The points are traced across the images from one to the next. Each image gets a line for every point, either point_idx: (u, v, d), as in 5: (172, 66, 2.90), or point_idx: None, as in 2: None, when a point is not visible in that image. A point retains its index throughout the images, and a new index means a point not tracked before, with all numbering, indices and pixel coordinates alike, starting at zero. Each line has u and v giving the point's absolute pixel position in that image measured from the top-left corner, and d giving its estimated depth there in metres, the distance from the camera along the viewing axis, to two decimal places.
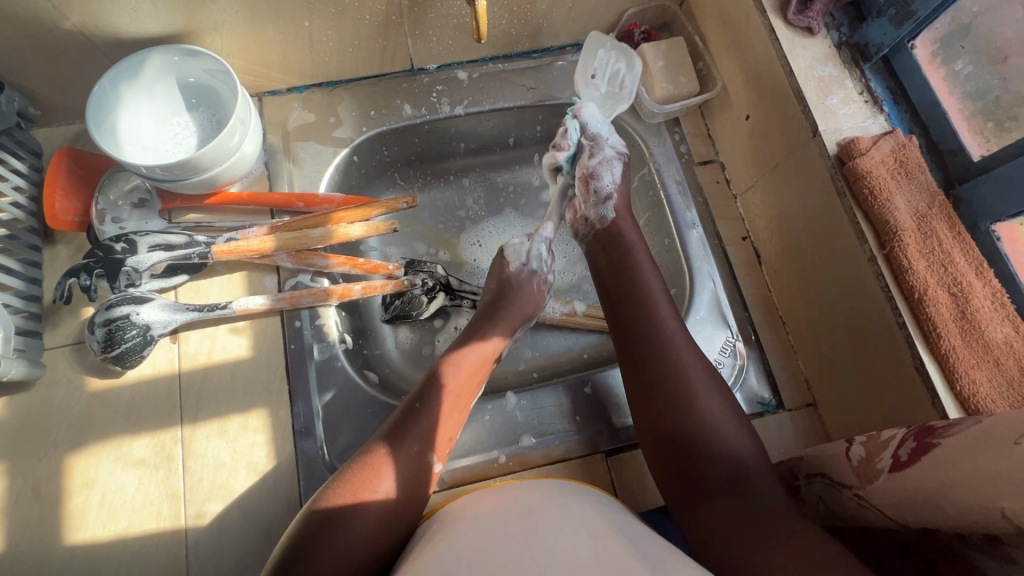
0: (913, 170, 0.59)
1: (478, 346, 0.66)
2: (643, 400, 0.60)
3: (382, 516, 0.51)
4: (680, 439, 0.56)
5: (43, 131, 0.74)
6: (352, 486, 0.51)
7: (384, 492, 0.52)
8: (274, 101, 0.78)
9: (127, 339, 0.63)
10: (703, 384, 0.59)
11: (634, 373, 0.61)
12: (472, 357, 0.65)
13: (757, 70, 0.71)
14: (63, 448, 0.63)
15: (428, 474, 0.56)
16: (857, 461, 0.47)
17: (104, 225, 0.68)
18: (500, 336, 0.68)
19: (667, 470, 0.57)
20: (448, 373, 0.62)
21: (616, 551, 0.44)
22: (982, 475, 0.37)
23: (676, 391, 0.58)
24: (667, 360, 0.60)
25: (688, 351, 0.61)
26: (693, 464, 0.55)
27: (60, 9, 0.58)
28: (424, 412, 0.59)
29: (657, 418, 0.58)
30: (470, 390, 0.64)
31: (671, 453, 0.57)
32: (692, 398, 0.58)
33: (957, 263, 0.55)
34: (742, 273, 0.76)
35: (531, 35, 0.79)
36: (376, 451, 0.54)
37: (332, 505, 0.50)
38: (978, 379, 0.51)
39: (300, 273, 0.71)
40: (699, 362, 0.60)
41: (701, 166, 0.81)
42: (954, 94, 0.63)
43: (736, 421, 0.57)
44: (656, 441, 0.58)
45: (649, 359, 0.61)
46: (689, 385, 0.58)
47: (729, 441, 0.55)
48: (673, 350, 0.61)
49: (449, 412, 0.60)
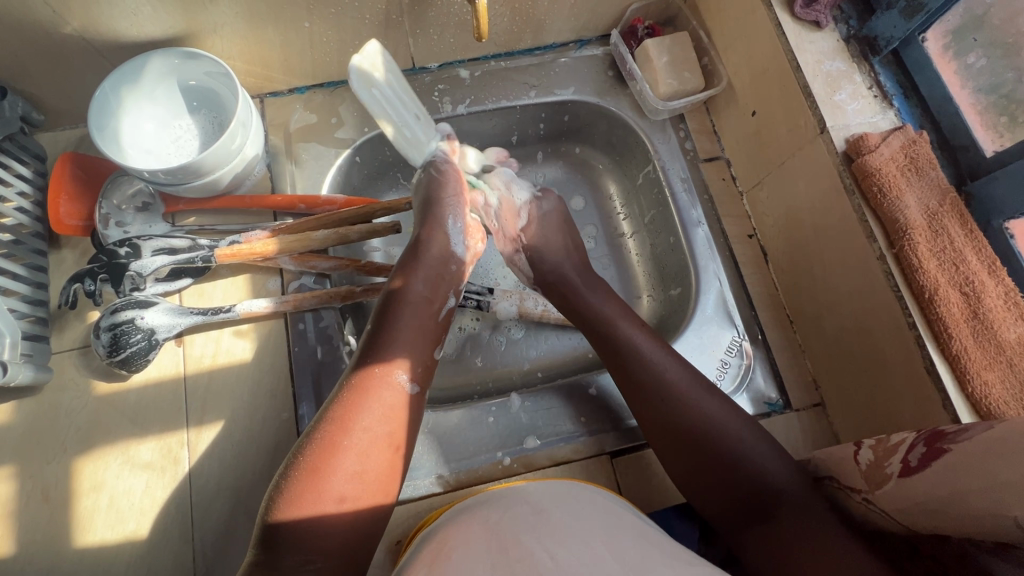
0: (923, 167, 0.58)
1: (424, 263, 0.63)
2: (652, 422, 0.60)
3: (348, 494, 0.49)
4: (696, 456, 0.56)
5: (47, 135, 0.74)
6: (323, 449, 0.49)
7: (357, 452, 0.50)
8: (275, 102, 0.78)
9: (132, 343, 0.63)
10: (701, 393, 0.59)
11: (634, 400, 0.62)
12: (422, 278, 0.62)
13: (762, 65, 0.69)
14: (71, 451, 0.64)
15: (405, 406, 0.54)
16: (866, 464, 0.47)
17: (108, 230, 0.69)
18: (444, 241, 0.66)
19: (694, 488, 0.57)
20: (406, 300, 0.60)
21: (620, 553, 0.44)
22: (996, 482, 0.36)
23: (677, 406, 0.59)
24: (657, 380, 0.60)
25: (670, 361, 0.62)
26: (718, 480, 0.55)
27: (60, 14, 0.58)
28: (401, 342, 0.57)
29: (665, 440, 0.59)
30: (431, 307, 0.61)
31: (691, 471, 0.57)
32: (693, 411, 0.58)
33: (969, 262, 0.54)
34: (748, 271, 0.75)
35: (533, 32, 0.78)
36: (331, 419, 0.51)
37: (293, 500, 0.48)
38: (990, 382, 0.50)
39: (302, 275, 0.72)
40: (687, 374, 0.61)
41: (706, 163, 0.80)
42: (966, 87, 0.61)
43: (744, 421, 0.57)
44: (675, 462, 0.58)
45: (644, 382, 0.61)
46: (686, 399, 0.59)
47: (742, 445, 0.55)
48: (660, 369, 0.61)
49: (411, 332, 0.58)
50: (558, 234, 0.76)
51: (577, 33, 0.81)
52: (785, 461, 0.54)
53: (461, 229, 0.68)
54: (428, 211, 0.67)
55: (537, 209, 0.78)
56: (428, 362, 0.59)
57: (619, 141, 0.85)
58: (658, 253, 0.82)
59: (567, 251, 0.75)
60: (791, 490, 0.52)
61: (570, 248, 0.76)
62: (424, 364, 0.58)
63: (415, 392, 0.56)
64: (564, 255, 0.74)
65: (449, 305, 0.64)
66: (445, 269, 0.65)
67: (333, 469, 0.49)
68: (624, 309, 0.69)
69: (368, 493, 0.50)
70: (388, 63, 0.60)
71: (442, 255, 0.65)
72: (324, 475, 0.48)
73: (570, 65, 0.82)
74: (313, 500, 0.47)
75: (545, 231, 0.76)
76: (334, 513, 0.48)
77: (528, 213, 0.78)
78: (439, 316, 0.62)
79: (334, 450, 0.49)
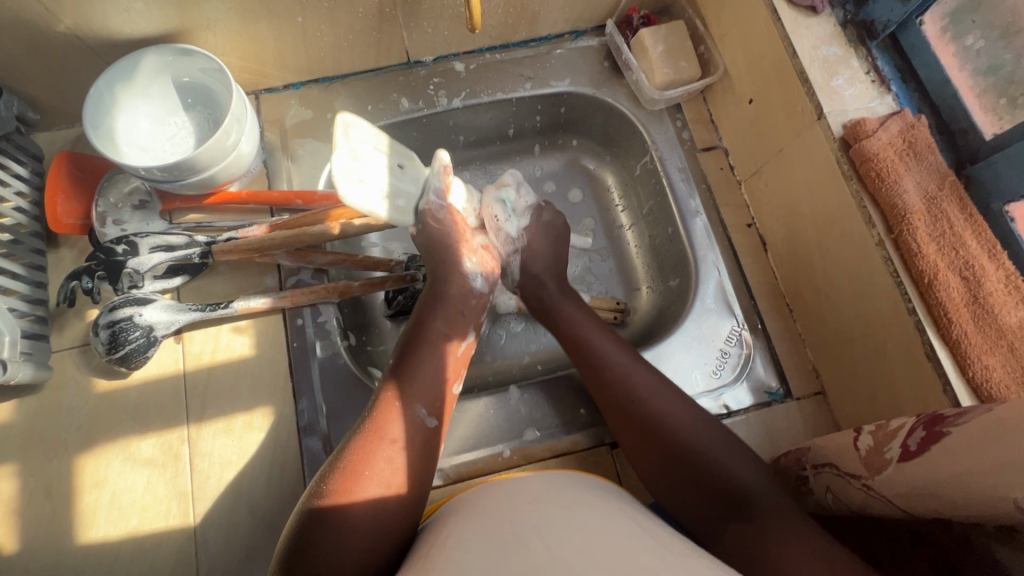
0: (922, 152, 0.57)
1: (443, 303, 0.65)
2: (623, 428, 0.61)
3: (377, 504, 0.49)
4: (667, 462, 0.57)
5: (43, 135, 0.74)
6: (352, 471, 0.50)
7: (386, 475, 0.51)
8: (270, 98, 0.78)
9: (130, 340, 0.63)
10: (667, 396, 0.60)
11: (606, 409, 0.62)
12: (441, 317, 0.64)
13: (759, 52, 0.69)
14: (73, 449, 0.64)
15: (427, 434, 0.56)
16: (865, 450, 0.46)
17: (105, 228, 0.69)
18: (461, 279, 0.67)
19: (668, 490, 0.57)
20: (427, 334, 0.62)
21: (618, 539, 0.44)
22: (993, 465, 0.36)
23: (643, 411, 0.60)
24: (624, 389, 0.61)
25: (634, 369, 0.63)
26: (688, 480, 0.55)
27: (53, 11, 0.58)
28: (425, 379, 0.58)
29: (640, 443, 0.59)
30: (452, 343, 0.63)
31: (663, 472, 0.57)
32: (658, 419, 0.59)
33: (968, 246, 0.54)
34: (747, 261, 0.74)
35: (528, 24, 0.77)
36: (365, 433, 0.53)
37: (323, 507, 0.48)
38: (991, 365, 0.50)
39: (300, 271, 0.72)
40: (653, 381, 0.62)
41: (704, 153, 0.79)
42: (964, 70, 0.60)
43: (704, 426, 0.58)
44: (645, 466, 0.59)
45: (613, 392, 0.62)
46: (649, 405, 0.60)
47: (708, 448, 0.56)
48: (625, 375, 0.62)
49: (433, 367, 0.60)
50: (549, 245, 0.77)
51: (572, 24, 0.80)
52: (756, 468, 0.54)
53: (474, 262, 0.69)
54: (435, 256, 0.68)
55: (541, 216, 0.79)
56: (449, 392, 0.60)
57: (616, 133, 0.84)
58: (658, 244, 0.81)
59: (551, 263, 0.76)
60: (763, 494, 0.52)
61: (557, 263, 0.76)
62: (444, 397, 0.59)
63: (434, 425, 0.57)
64: (545, 265, 0.75)
65: (468, 339, 0.66)
66: (465, 304, 0.67)
67: (361, 488, 0.49)
68: (593, 321, 0.70)
69: (394, 504, 0.50)
70: (360, 126, 0.57)
71: (460, 291, 0.67)
72: (354, 494, 0.49)
73: (566, 56, 0.81)
74: (338, 520, 0.48)
75: (540, 237, 0.77)
76: (358, 533, 0.48)
77: (532, 216, 0.79)
78: (459, 350, 0.64)
79: (364, 472, 0.50)
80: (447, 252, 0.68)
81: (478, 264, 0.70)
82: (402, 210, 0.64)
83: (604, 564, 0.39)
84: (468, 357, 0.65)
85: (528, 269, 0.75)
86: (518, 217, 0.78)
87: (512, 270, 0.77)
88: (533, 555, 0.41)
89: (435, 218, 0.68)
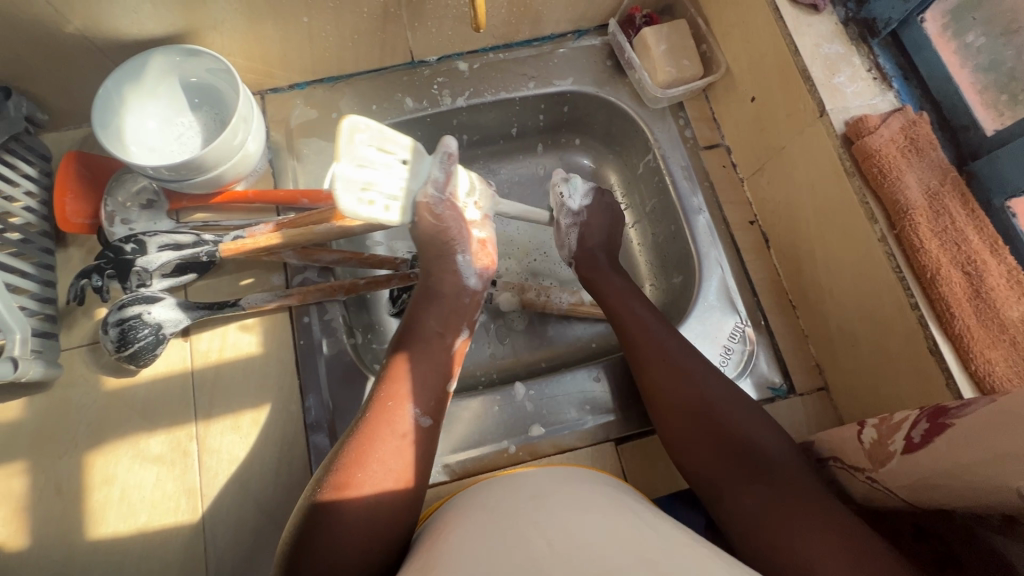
0: (923, 148, 0.58)
1: (437, 301, 0.65)
2: (654, 387, 0.62)
3: (373, 504, 0.50)
4: (696, 422, 0.58)
5: (51, 135, 0.75)
6: (351, 468, 0.51)
7: (384, 472, 0.51)
8: (276, 98, 0.79)
9: (139, 338, 0.64)
10: (701, 363, 0.62)
11: (640, 369, 0.64)
12: (436, 315, 0.65)
13: (761, 50, 0.69)
14: (82, 446, 0.64)
15: (422, 433, 0.56)
16: (869, 443, 0.47)
17: (114, 227, 0.69)
18: (456, 277, 0.67)
19: (690, 456, 0.57)
20: (420, 333, 0.63)
21: (624, 532, 0.44)
22: (996, 455, 0.36)
23: (676, 376, 0.61)
24: (661, 350, 0.63)
25: (672, 335, 0.65)
26: (713, 443, 0.56)
27: (62, 13, 0.59)
28: (420, 377, 0.59)
29: (669, 403, 0.60)
30: (445, 342, 0.63)
31: (690, 432, 0.58)
32: (694, 381, 0.60)
33: (970, 241, 0.54)
34: (749, 258, 0.75)
35: (531, 23, 0.78)
36: (358, 434, 0.53)
37: (320, 509, 0.49)
38: (993, 359, 0.50)
39: (306, 269, 0.72)
40: (688, 349, 0.63)
41: (706, 151, 0.80)
42: (965, 66, 0.61)
43: (736, 395, 0.59)
44: (671, 431, 0.59)
45: (651, 351, 0.64)
46: (686, 366, 0.61)
47: (737, 413, 0.57)
48: (662, 341, 0.64)
49: (425, 367, 0.60)
50: (606, 225, 0.79)
51: (575, 24, 0.81)
52: (783, 439, 0.56)
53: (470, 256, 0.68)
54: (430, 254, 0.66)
55: (602, 198, 0.80)
56: (443, 390, 0.60)
57: (619, 131, 0.85)
58: (661, 242, 0.82)
59: (603, 240, 0.78)
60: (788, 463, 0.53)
61: (609, 241, 0.78)
62: (439, 395, 0.59)
63: (429, 423, 0.57)
64: (597, 241, 0.78)
65: (464, 336, 0.66)
66: (458, 302, 0.67)
67: (360, 485, 0.50)
68: (633, 293, 0.72)
69: (393, 501, 0.50)
70: (362, 127, 0.53)
71: (454, 289, 0.67)
72: (353, 490, 0.49)
73: (569, 55, 0.82)
74: (335, 521, 0.48)
75: (599, 218, 0.79)
76: (356, 529, 0.48)
77: (592, 196, 0.80)
78: (453, 347, 0.64)
79: (363, 468, 0.51)
80: (443, 248, 0.66)
81: (473, 259, 0.69)
82: (409, 207, 0.60)
83: (610, 556, 0.40)
84: (463, 357, 0.66)
85: (585, 244, 0.78)
86: (580, 197, 0.79)
87: (567, 244, 0.78)
88: (539, 548, 0.41)
89: (432, 212, 0.62)
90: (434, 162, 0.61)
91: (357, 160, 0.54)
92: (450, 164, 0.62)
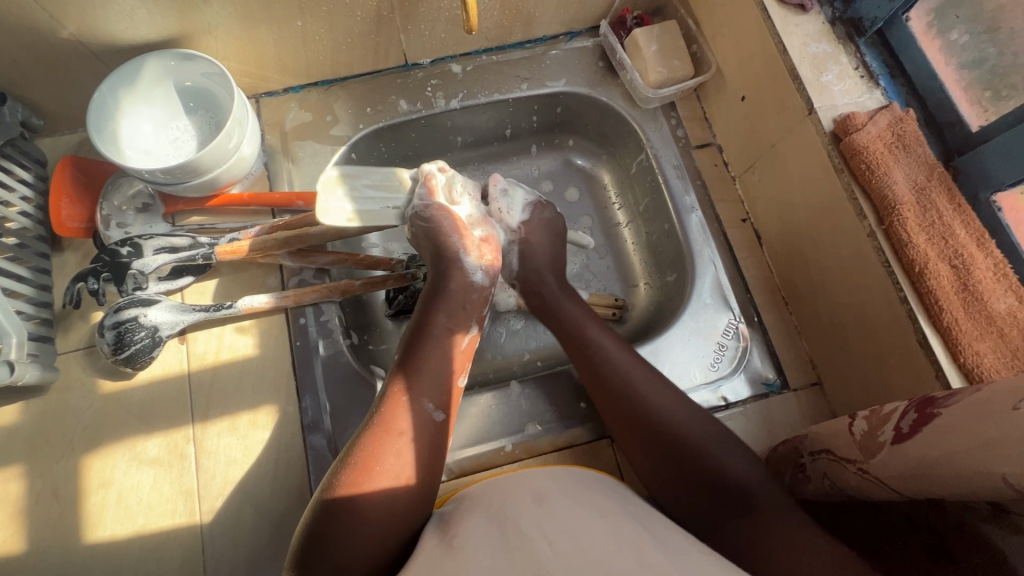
0: (911, 143, 0.58)
1: (445, 298, 0.65)
2: (616, 421, 0.62)
3: (387, 501, 0.50)
4: (661, 454, 0.58)
5: (46, 140, 0.75)
6: (364, 463, 0.51)
7: (397, 467, 0.52)
8: (270, 101, 0.79)
9: (136, 340, 0.64)
10: (659, 390, 0.61)
11: (601, 401, 0.63)
12: (444, 312, 0.64)
13: (750, 50, 0.70)
14: (79, 450, 0.64)
15: (435, 429, 0.56)
16: (860, 434, 0.47)
17: (110, 230, 0.70)
18: (461, 274, 0.67)
19: (661, 481, 0.58)
20: (431, 330, 0.63)
21: (623, 535, 0.44)
22: (982, 443, 0.37)
23: (640, 405, 0.60)
24: (619, 380, 0.62)
25: (629, 361, 0.64)
26: (681, 470, 0.57)
27: (57, 18, 0.59)
28: (429, 373, 0.59)
29: (636, 435, 0.60)
30: (456, 338, 0.64)
31: (658, 464, 0.58)
32: (651, 410, 0.60)
33: (957, 235, 0.55)
34: (743, 256, 0.75)
35: (523, 25, 0.79)
36: (374, 429, 0.54)
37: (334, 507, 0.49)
38: (982, 351, 0.51)
39: (302, 271, 0.73)
40: (647, 375, 0.62)
41: (698, 150, 0.81)
42: (950, 64, 0.62)
43: (698, 416, 0.59)
44: (640, 458, 0.60)
45: (609, 385, 0.63)
46: (641, 398, 0.61)
47: (697, 437, 0.57)
48: (620, 370, 0.63)
49: (440, 362, 0.60)
50: None
51: (567, 26, 0.81)
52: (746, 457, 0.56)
53: (470, 249, 0.69)
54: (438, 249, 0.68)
55: (541, 214, 0.78)
56: (452, 385, 0.60)
57: (612, 132, 0.86)
58: (654, 240, 0.83)
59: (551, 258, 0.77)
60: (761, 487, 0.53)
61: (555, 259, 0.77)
62: (450, 390, 0.60)
63: (442, 418, 0.57)
64: (546, 260, 0.76)
65: (472, 332, 0.66)
66: (468, 294, 0.67)
67: (371, 480, 0.50)
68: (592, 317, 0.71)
69: (404, 499, 0.51)
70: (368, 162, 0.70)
71: (462, 286, 0.67)
72: (366, 487, 0.50)
73: (561, 57, 0.83)
74: (350, 517, 0.48)
75: (541, 233, 0.77)
76: (370, 526, 0.49)
77: (532, 212, 0.79)
78: (461, 343, 0.64)
79: (376, 465, 0.51)
80: (444, 247, 0.68)
81: (478, 257, 0.69)
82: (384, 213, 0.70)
83: (603, 554, 0.41)
84: (473, 351, 0.66)
85: None
86: (516, 214, 0.78)
87: (511, 262, 0.77)
88: (534, 553, 0.41)
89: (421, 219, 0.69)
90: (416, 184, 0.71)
91: (335, 185, 0.67)
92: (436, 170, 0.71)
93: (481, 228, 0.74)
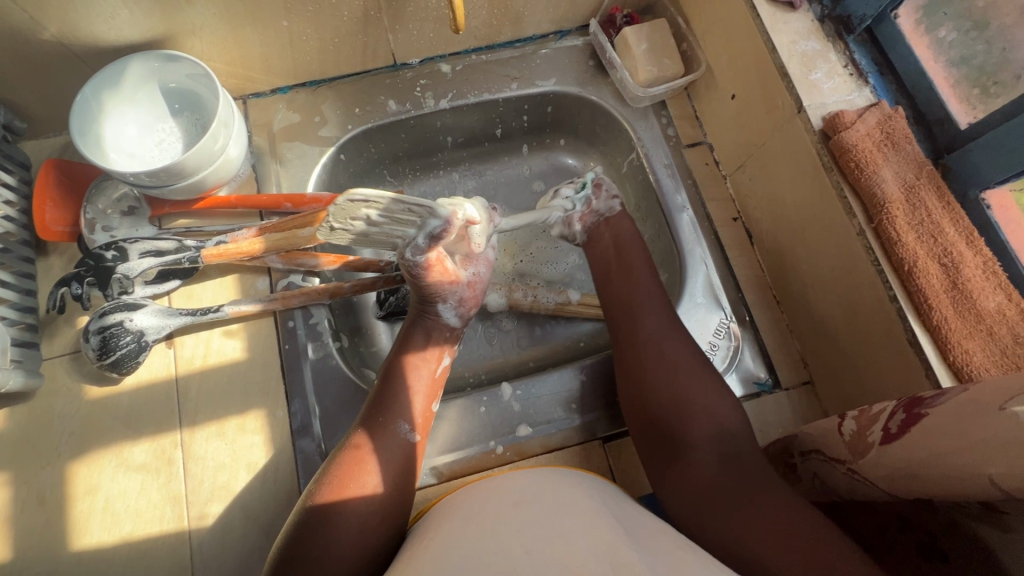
0: (899, 141, 0.58)
1: (423, 326, 0.65)
2: (639, 384, 0.62)
3: (361, 519, 0.50)
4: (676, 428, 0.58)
5: (30, 143, 0.75)
6: (338, 483, 0.51)
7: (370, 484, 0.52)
8: (258, 102, 0.79)
9: (121, 346, 0.63)
10: (693, 367, 0.61)
11: (634, 362, 0.63)
12: (422, 341, 0.64)
13: (740, 48, 0.70)
14: (65, 456, 0.64)
15: (406, 452, 0.57)
16: (849, 435, 0.47)
17: (94, 234, 0.69)
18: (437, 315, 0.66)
19: (661, 452, 0.58)
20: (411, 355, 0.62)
21: (611, 537, 0.43)
22: (971, 444, 0.36)
23: (671, 372, 0.60)
24: (655, 347, 0.62)
25: (671, 334, 0.64)
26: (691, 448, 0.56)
27: (38, 20, 0.58)
28: (403, 397, 0.59)
29: (660, 404, 0.59)
30: (431, 365, 0.63)
31: (669, 438, 0.58)
32: (684, 385, 0.60)
33: (946, 233, 0.55)
34: (735, 255, 0.75)
35: (513, 24, 0.78)
36: (349, 450, 0.54)
37: (310, 526, 0.49)
38: (971, 349, 0.51)
39: (291, 274, 0.72)
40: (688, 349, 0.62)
41: (689, 149, 0.80)
42: (939, 61, 0.62)
43: (727, 405, 0.59)
44: (653, 427, 0.59)
45: (646, 349, 0.63)
46: (679, 368, 0.61)
47: (719, 420, 0.57)
48: (663, 338, 0.63)
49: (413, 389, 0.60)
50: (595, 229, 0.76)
51: (557, 24, 0.81)
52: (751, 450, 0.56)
53: (455, 303, 0.66)
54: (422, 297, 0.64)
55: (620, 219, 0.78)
56: (427, 411, 0.61)
57: (603, 131, 0.85)
58: (646, 239, 0.82)
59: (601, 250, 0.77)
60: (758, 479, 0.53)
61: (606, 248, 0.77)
62: (424, 415, 0.60)
63: (416, 441, 0.58)
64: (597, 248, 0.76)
65: (444, 364, 0.65)
66: (440, 329, 0.66)
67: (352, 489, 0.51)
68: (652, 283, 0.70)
69: (381, 516, 0.51)
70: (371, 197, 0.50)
71: (437, 319, 0.66)
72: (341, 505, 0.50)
73: (551, 56, 0.82)
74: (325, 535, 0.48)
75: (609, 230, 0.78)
76: (346, 542, 0.48)
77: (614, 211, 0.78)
78: (435, 372, 0.64)
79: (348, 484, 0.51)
80: (427, 297, 0.64)
81: (458, 304, 0.66)
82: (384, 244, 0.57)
83: (581, 554, 0.40)
84: (444, 381, 0.65)
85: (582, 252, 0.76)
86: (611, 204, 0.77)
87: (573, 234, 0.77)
88: (516, 554, 0.41)
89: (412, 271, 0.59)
90: (422, 233, 0.53)
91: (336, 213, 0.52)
92: (454, 230, 0.54)
93: (470, 272, 0.68)
